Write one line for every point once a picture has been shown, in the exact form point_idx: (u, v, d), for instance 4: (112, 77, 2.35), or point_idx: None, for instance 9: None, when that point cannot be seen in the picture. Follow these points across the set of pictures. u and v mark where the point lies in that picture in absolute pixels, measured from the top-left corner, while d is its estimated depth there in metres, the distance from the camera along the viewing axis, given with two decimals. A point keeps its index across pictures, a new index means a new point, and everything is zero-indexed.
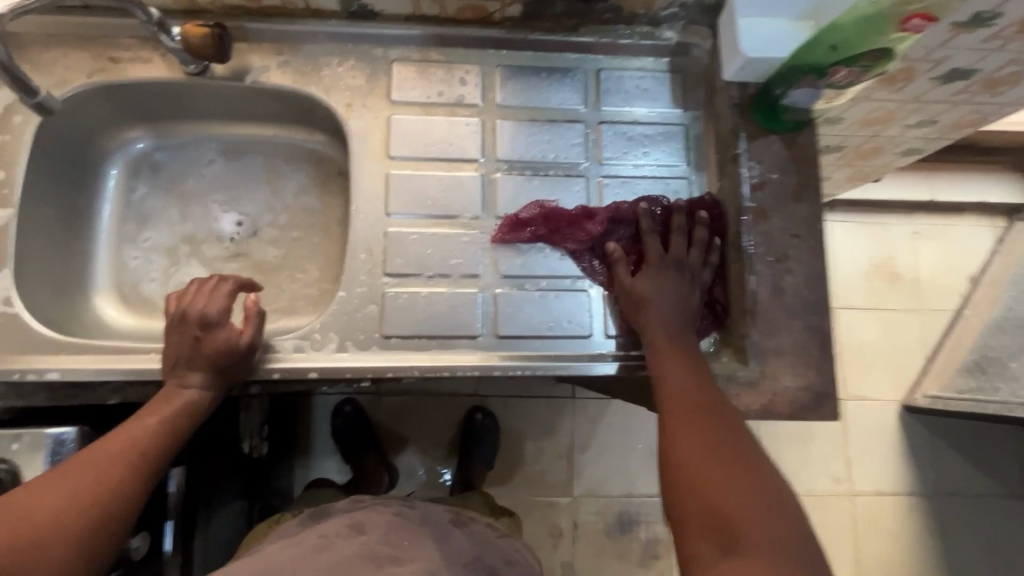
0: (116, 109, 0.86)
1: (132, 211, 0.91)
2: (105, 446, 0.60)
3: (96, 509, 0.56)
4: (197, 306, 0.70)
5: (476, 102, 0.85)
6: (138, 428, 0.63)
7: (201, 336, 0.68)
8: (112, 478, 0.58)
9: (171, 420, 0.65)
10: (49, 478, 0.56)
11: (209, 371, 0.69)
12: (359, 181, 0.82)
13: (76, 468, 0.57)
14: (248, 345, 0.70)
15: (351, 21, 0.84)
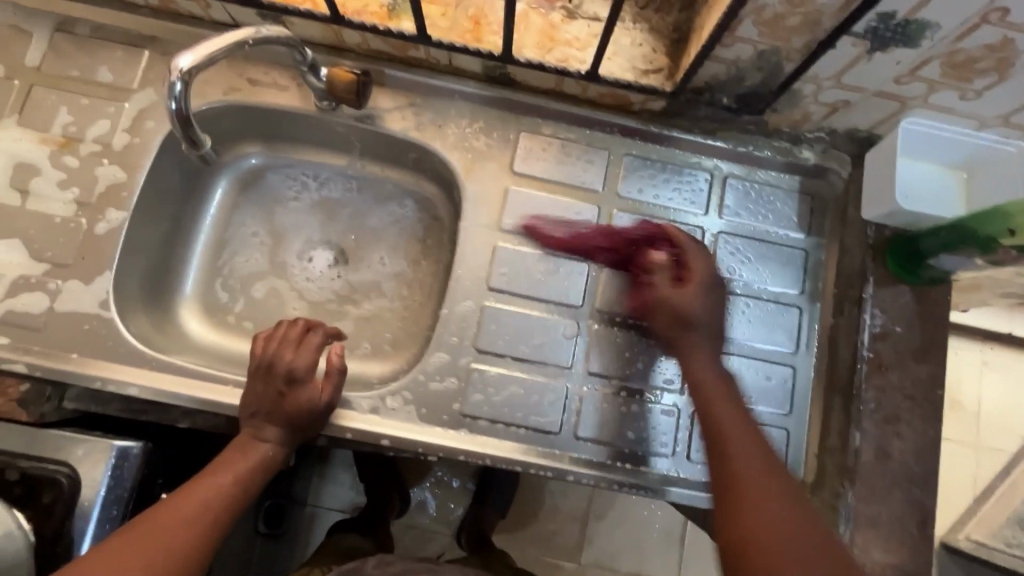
0: (240, 126, 0.87)
1: (231, 223, 0.91)
2: (179, 512, 0.59)
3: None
4: (288, 359, 0.69)
5: (596, 187, 0.83)
6: (212, 489, 0.62)
7: (284, 391, 0.68)
8: (183, 552, 0.57)
9: (244, 481, 0.65)
10: (121, 545, 0.54)
11: (285, 431, 0.68)
12: (465, 246, 0.80)
13: (151, 538, 0.56)
14: (327, 409, 0.69)
15: (489, 85, 0.83)
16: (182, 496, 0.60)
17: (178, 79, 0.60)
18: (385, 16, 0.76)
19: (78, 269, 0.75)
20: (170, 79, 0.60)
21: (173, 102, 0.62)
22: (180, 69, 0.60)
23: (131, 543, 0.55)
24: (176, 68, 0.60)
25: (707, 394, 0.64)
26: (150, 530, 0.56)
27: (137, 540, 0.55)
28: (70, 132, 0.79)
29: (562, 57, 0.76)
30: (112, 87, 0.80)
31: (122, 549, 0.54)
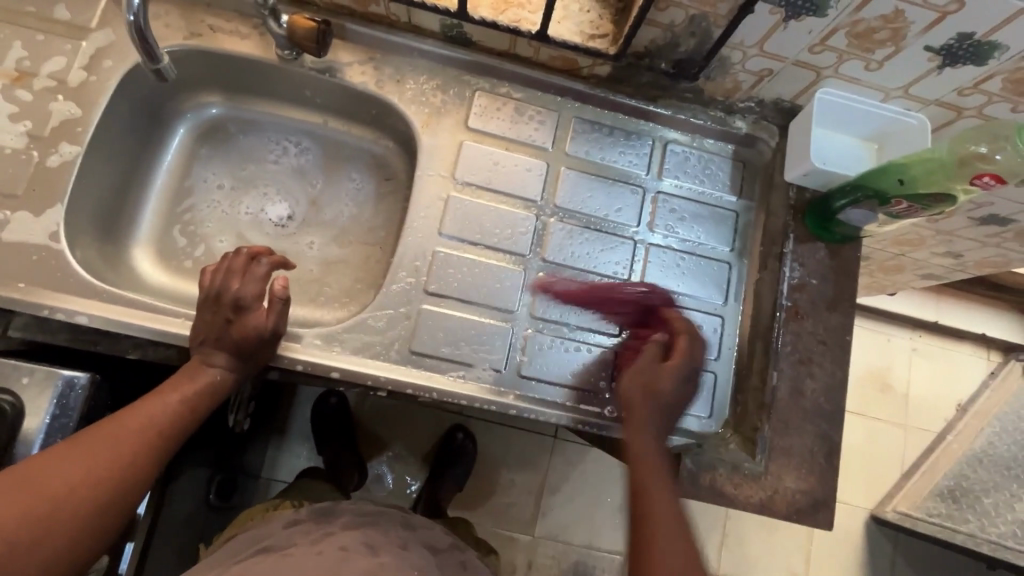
0: (201, 73, 0.88)
1: (189, 171, 0.92)
2: (123, 424, 0.62)
3: (107, 491, 0.58)
4: (235, 291, 0.71)
5: (546, 146, 0.88)
6: (158, 405, 0.65)
7: (232, 319, 0.71)
8: (125, 459, 0.60)
9: (192, 400, 0.68)
10: (62, 452, 0.57)
11: (234, 356, 0.71)
12: (420, 195, 0.84)
13: (92, 446, 0.59)
14: (275, 335, 0.73)
15: (447, 44, 0.86)
16: (127, 410, 0.64)
17: None
18: None
19: (28, 200, 0.75)
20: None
21: (131, 17, 0.63)
22: None
23: (73, 449, 0.58)
24: None
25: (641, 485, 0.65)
26: (93, 439, 0.59)
27: (78, 447, 0.58)
28: (25, 67, 0.79)
29: (515, 19, 0.81)
30: (71, 26, 0.81)
31: (63, 454, 0.57)
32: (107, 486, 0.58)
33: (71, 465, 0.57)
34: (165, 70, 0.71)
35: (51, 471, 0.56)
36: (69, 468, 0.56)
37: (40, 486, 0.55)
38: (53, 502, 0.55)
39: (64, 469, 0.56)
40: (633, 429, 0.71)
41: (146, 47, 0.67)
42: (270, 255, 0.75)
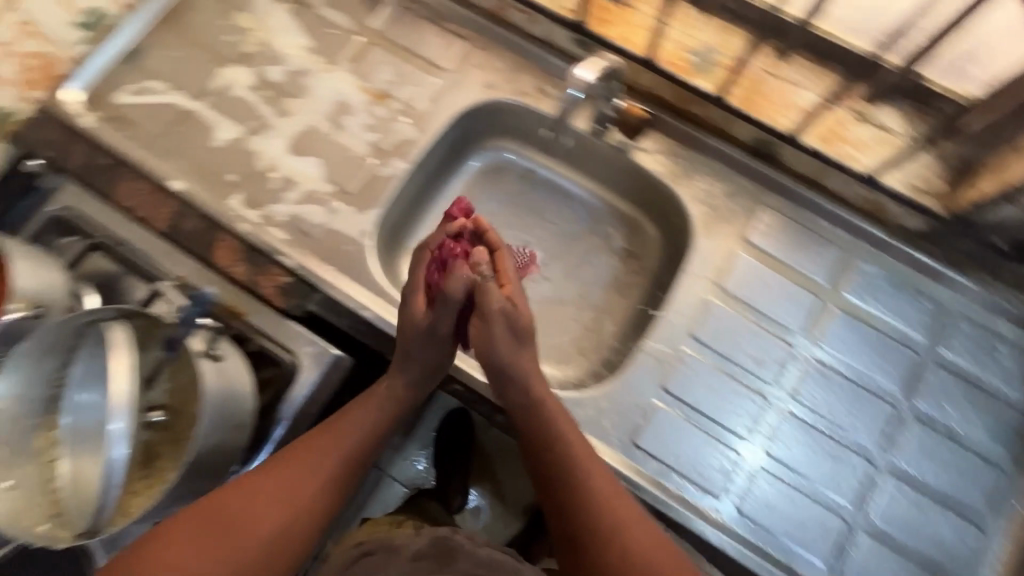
0: (511, 122, 0.98)
1: (466, 198, 1.00)
2: (295, 467, 0.69)
3: (273, 538, 0.65)
4: (481, 275, 0.70)
5: (822, 279, 0.84)
6: (324, 443, 0.70)
7: (491, 312, 0.68)
8: (298, 500, 0.67)
9: (370, 423, 0.73)
10: (240, 493, 0.66)
11: (501, 362, 0.69)
12: (681, 290, 0.84)
13: (270, 492, 0.66)
14: (527, 314, 0.70)
15: (750, 155, 0.87)
16: (298, 450, 0.70)
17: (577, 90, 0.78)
18: (686, 70, 0.84)
19: (357, 198, 0.87)
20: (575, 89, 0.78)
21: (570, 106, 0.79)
22: (585, 81, 0.77)
23: (258, 491, 0.66)
24: (579, 81, 0.78)
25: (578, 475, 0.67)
26: (269, 481, 0.67)
27: (256, 496, 0.66)
28: (386, 88, 0.93)
29: (843, 154, 0.82)
30: (428, 63, 0.95)
31: (267, 486, 0.67)
32: (277, 539, 0.65)
33: (262, 515, 0.65)
34: None
35: (236, 512, 0.65)
36: (255, 523, 0.65)
37: (229, 520, 0.64)
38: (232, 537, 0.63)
39: (244, 526, 0.64)
40: (519, 390, 0.70)
41: None
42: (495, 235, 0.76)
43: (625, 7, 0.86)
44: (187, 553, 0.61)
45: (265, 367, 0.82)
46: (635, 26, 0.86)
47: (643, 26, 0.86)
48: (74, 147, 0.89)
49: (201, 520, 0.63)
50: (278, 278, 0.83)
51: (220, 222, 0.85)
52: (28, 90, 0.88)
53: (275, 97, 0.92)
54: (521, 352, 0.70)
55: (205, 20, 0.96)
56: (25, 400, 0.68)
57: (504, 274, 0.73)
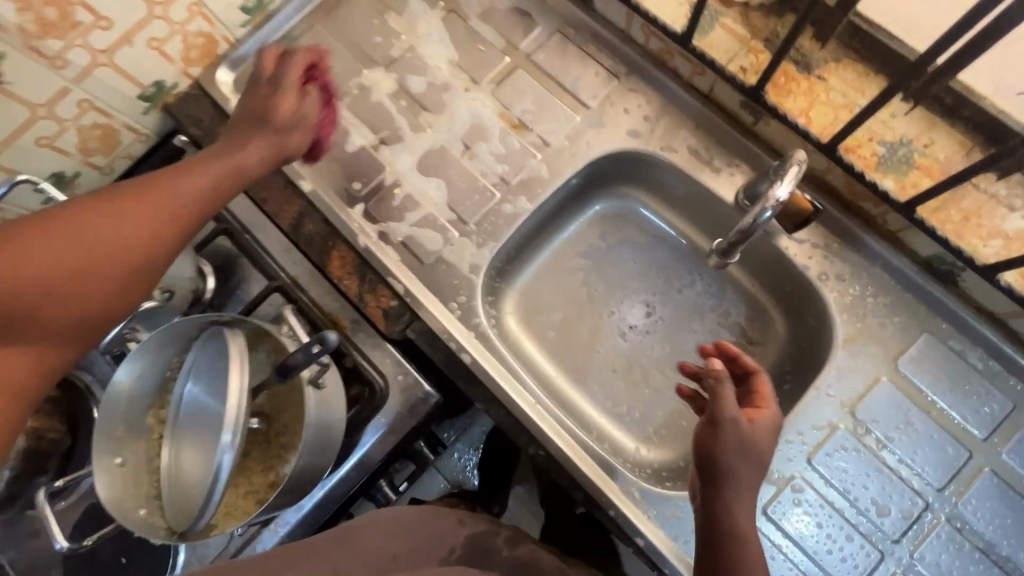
0: (647, 174, 0.90)
1: (580, 243, 0.95)
2: (143, 202, 0.57)
3: (127, 246, 0.56)
4: (727, 377, 0.66)
5: (979, 433, 0.72)
6: (181, 184, 0.60)
7: (721, 421, 0.64)
8: (132, 258, 0.56)
9: (211, 193, 0.62)
10: (47, 231, 0.52)
11: (712, 456, 0.63)
12: (806, 408, 0.74)
13: (57, 242, 0.52)
14: (768, 448, 0.63)
15: (922, 271, 0.75)
16: (136, 195, 0.57)
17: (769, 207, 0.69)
18: (872, 165, 0.72)
19: (475, 233, 0.85)
20: (768, 207, 0.68)
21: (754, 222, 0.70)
22: (778, 199, 0.68)
23: (47, 240, 0.52)
24: (773, 197, 0.68)
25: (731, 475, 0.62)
26: (107, 208, 0.55)
27: (97, 214, 0.55)
28: (525, 118, 0.88)
29: None
30: (573, 97, 0.88)
31: (112, 216, 0.56)
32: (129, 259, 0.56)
33: (102, 248, 0.55)
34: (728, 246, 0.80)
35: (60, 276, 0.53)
36: (93, 231, 0.54)
37: (55, 280, 0.52)
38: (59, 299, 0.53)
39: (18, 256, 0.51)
40: (736, 442, 0.63)
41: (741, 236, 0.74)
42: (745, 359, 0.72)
43: (814, 77, 0.75)
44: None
45: (356, 385, 0.82)
46: (820, 101, 0.74)
47: (830, 103, 0.74)
48: (220, 130, 0.92)
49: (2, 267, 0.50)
50: (385, 300, 0.82)
51: (339, 231, 0.85)
52: (189, 68, 0.91)
53: (413, 110, 0.90)
54: (747, 469, 0.62)
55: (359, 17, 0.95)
56: (143, 384, 0.71)
57: (761, 396, 0.67)
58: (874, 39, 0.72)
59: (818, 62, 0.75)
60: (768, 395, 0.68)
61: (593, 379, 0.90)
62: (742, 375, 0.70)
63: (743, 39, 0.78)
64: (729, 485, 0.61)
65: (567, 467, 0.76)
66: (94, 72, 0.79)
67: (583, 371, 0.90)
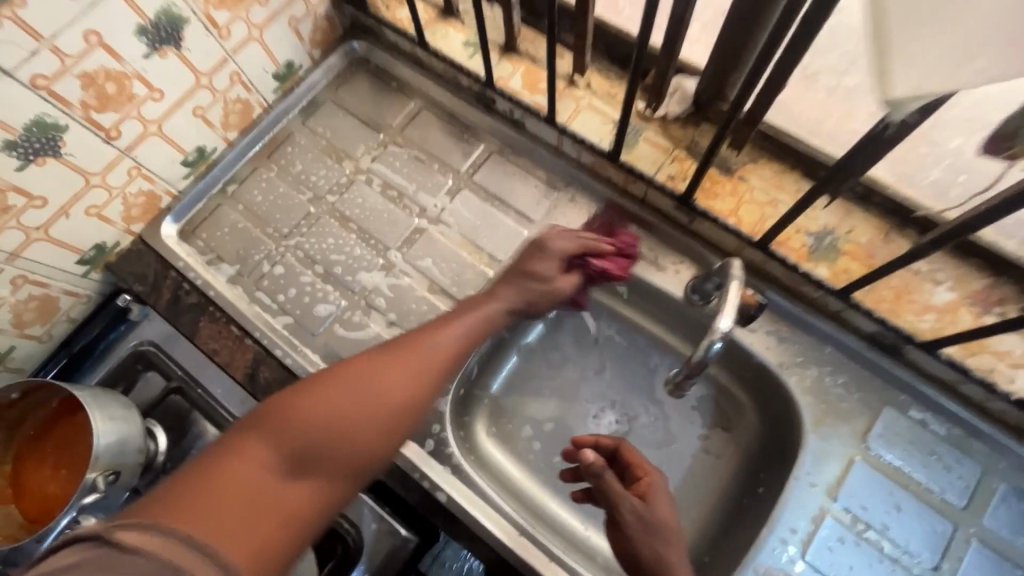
0: (598, 278, 0.93)
1: (543, 350, 0.96)
2: (349, 387, 0.64)
3: (296, 486, 0.57)
4: (606, 471, 0.68)
5: (957, 502, 0.74)
6: (378, 411, 0.65)
7: (623, 515, 0.68)
8: (326, 490, 0.60)
9: (422, 388, 0.69)
10: (318, 391, 0.63)
11: (633, 552, 0.67)
12: (790, 501, 0.74)
13: (338, 402, 0.63)
14: (673, 521, 0.68)
15: (871, 346, 0.78)
16: (382, 364, 0.68)
17: (716, 339, 0.65)
18: (804, 256, 0.76)
19: None
20: (713, 339, 0.64)
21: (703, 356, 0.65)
22: (722, 330, 0.65)
23: (339, 391, 0.64)
24: (717, 330, 0.65)
25: (659, 533, 0.67)
26: (360, 381, 0.66)
27: (314, 397, 0.62)
28: (474, 238, 0.91)
29: (988, 368, 0.70)
30: (516, 212, 0.92)
31: (332, 393, 0.63)
32: (298, 513, 0.56)
33: (297, 487, 0.57)
34: (676, 386, 0.72)
35: (258, 485, 0.55)
36: (253, 451, 0.57)
37: (240, 507, 0.52)
38: (320, 475, 0.60)
39: (292, 430, 0.59)
40: (627, 508, 0.68)
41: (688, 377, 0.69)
42: (606, 438, 0.79)
43: (736, 178, 0.80)
44: (302, 403, 0.62)
45: (329, 541, 0.77)
46: (746, 200, 0.79)
47: (754, 201, 0.79)
48: (169, 282, 0.90)
49: (272, 427, 0.60)
50: None
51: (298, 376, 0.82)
52: (130, 225, 0.89)
53: (363, 241, 0.92)
54: (673, 551, 0.66)
55: (304, 159, 0.98)
56: None
57: (635, 467, 0.74)
58: (782, 141, 0.78)
59: (738, 165, 0.81)
60: (640, 462, 0.75)
61: (582, 486, 0.89)
62: (611, 453, 0.77)
63: (666, 149, 0.84)
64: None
65: None
66: (29, 249, 0.76)
67: (567, 482, 0.89)
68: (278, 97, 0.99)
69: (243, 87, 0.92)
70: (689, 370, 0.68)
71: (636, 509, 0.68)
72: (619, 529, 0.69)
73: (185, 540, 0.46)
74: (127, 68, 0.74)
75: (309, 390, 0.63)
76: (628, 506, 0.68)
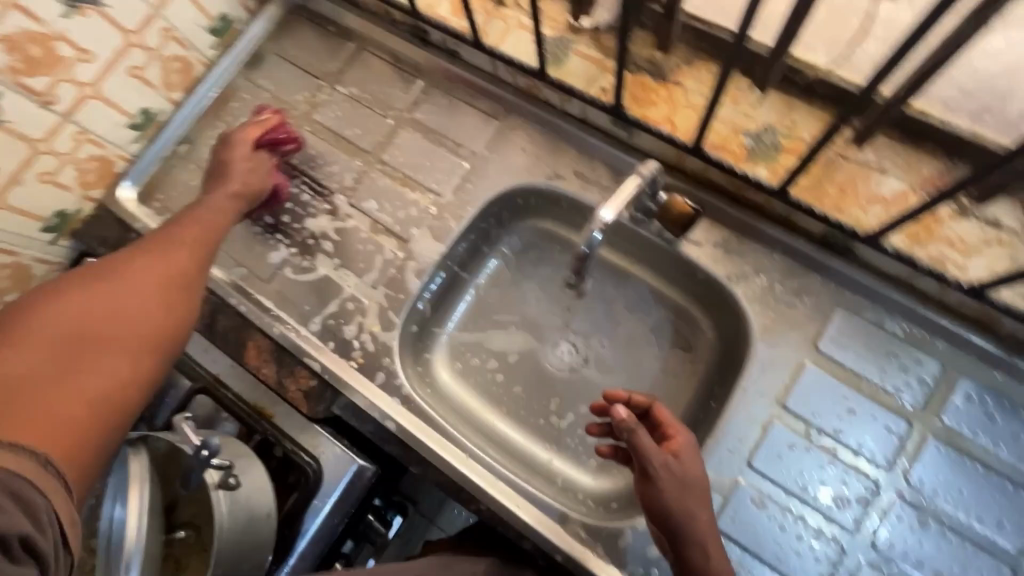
0: (547, 207, 0.92)
1: (498, 285, 0.96)
2: (113, 336, 0.63)
3: (105, 392, 0.59)
4: (639, 427, 0.65)
5: (913, 401, 0.71)
6: (148, 278, 0.68)
7: (655, 471, 0.65)
8: (89, 432, 0.56)
9: (197, 267, 0.73)
10: (44, 329, 0.59)
11: (665, 507, 0.65)
12: (738, 411, 0.73)
13: (111, 296, 0.65)
14: (700, 476, 0.67)
15: (822, 248, 0.75)
16: (127, 268, 0.68)
17: (597, 231, 0.66)
18: (742, 157, 0.72)
19: (384, 295, 0.85)
20: (593, 231, 0.65)
21: (586, 248, 0.67)
22: (601, 221, 0.65)
23: (105, 322, 0.63)
24: (598, 221, 0.65)
25: (687, 490, 0.65)
26: (108, 277, 0.67)
27: (91, 356, 0.60)
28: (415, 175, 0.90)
29: (939, 256, 0.65)
30: (456, 145, 0.90)
31: (75, 306, 0.62)
32: (108, 401, 0.59)
33: (115, 359, 0.61)
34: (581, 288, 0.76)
35: (42, 411, 0.53)
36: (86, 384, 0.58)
37: (35, 421, 0.52)
38: (105, 353, 0.61)
39: (87, 376, 0.59)
40: (660, 467, 0.65)
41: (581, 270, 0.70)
42: (638, 395, 0.72)
43: (670, 83, 0.77)
44: (104, 357, 0.61)
45: (291, 474, 0.79)
46: (681, 106, 0.76)
47: (691, 105, 0.76)
48: (131, 244, 0.93)
49: (54, 351, 0.58)
50: (304, 381, 0.82)
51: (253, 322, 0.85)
52: (88, 191, 0.92)
53: (309, 189, 0.92)
54: (701, 512, 0.65)
55: (249, 113, 0.99)
56: None
57: (665, 426, 0.70)
58: (714, 38, 0.73)
59: (672, 69, 0.77)
60: (673, 421, 0.70)
61: (542, 413, 0.90)
62: (643, 411, 0.71)
63: (598, 61, 0.81)
64: (691, 538, 0.64)
65: (508, 517, 0.74)
66: None
67: (526, 411, 0.90)
68: (218, 54, 0.99)
69: (178, 44, 0.92)
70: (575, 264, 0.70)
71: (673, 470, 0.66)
72: (649, 488, 0.66)
73: (9, 489, 0.44)
74: (48, 29, 0.75)
75: (88, 355, 0.60)
76: (666, 467, 0.65)
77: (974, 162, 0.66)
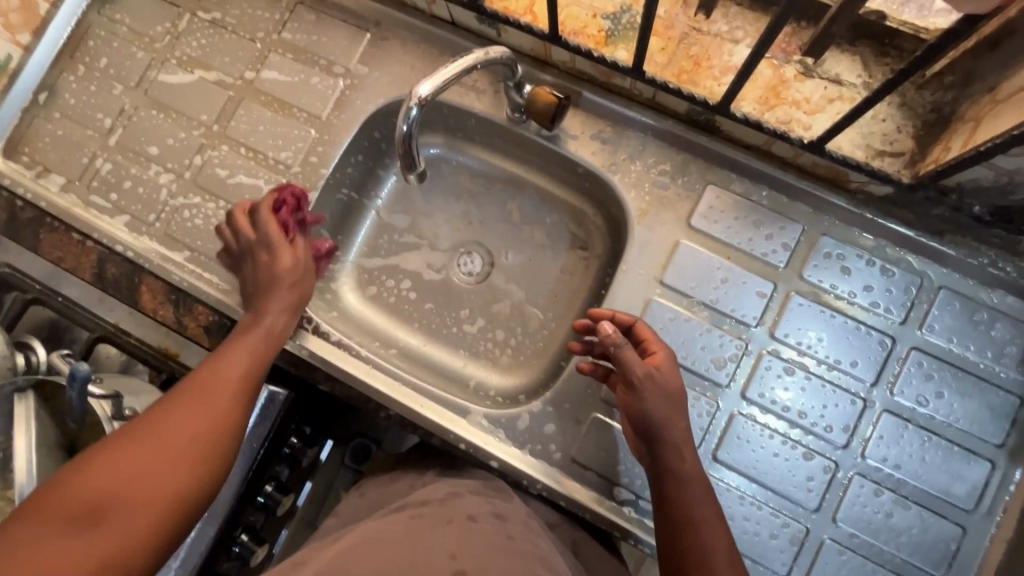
0: (433, 119, 0.91)
1: (397, 207, 0.96)
2: (163, 431, 0.56)
3: (163, 504, 0.53)
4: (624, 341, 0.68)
5: (779, 263, 0.75)
6: (208, 410, 0.60)
7: (635, 380, 0.67)
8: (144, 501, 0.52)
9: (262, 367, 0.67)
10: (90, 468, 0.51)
11: (644, 411, 0.67)
12: (620, 293, 0.77)
13: (176, 426, 0.56)
14: (677, 386, 0.68)
15: (689, 127, 0.77)
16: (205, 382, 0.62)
17: (414, 106, 0.66)
18: (602, 41, 0.73)
19: None
20: (409, 105, 0.66)
21: (406, 126, 0.68)
22: (419, 96, 0.66)
23: (137, 436, 0.54)
24: (416, 95, 0.66)
25: (665, 397, 0.67)
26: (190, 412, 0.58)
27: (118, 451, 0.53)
28: (290, 98, 0.87)
29: (785, 118, 0.69)
30: (329, 63, 0.87)
31: (170, 416, 0.57)
32: (159, 514, 0.52)
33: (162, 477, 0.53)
34: (419, 173, 0.74)
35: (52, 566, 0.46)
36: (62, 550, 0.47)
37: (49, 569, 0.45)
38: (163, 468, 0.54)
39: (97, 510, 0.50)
40: (643, 377, 0.67)
41: (409, 155, 0.71)
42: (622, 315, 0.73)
43: None
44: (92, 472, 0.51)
45: None
46: None
47: None
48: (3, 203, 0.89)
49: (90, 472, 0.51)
50: (205, 317, 0.82)
51: (143, 266, 0.84)
52: None
53: (184, 124, 0.89)
54: (675, 417, 0.67)
55: (108, 50, 0.92)
56: None
57: (647, 342, 0.71)
58: None
59: None
60: (654, 338, 0.71)
61: (451, 324, 0.92)
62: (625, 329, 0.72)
63: None
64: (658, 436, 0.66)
65: (414, 417, 0.77)
66: None
67: (435, 324, 0.92)
68: None
69: None
70: (401, 151, 0.70)
71: (655, 381, 0.67)
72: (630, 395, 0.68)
73: None
74: None
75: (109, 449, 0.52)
76: (650, 379, 0.67)
77: (814, 21, 0.68)
